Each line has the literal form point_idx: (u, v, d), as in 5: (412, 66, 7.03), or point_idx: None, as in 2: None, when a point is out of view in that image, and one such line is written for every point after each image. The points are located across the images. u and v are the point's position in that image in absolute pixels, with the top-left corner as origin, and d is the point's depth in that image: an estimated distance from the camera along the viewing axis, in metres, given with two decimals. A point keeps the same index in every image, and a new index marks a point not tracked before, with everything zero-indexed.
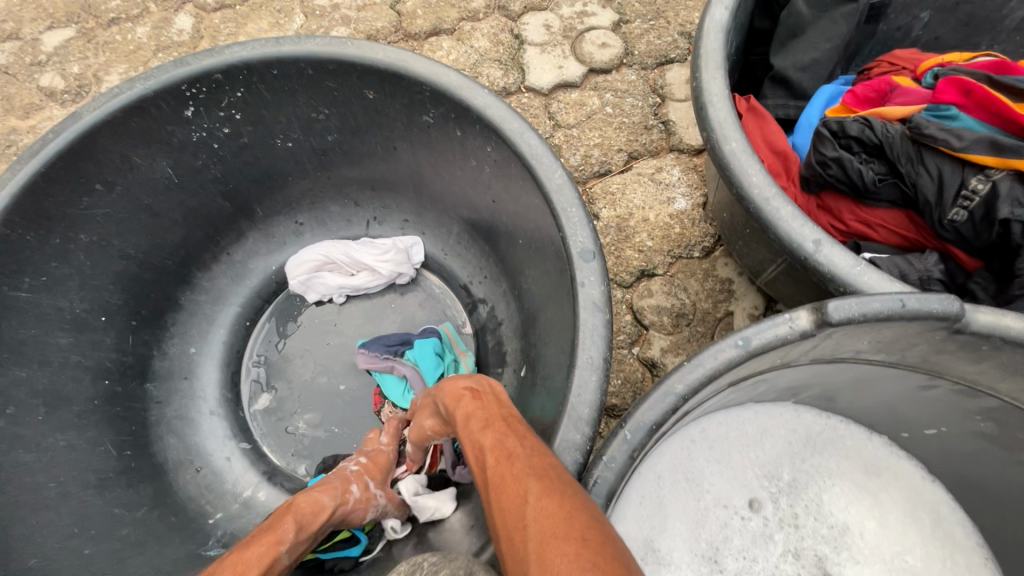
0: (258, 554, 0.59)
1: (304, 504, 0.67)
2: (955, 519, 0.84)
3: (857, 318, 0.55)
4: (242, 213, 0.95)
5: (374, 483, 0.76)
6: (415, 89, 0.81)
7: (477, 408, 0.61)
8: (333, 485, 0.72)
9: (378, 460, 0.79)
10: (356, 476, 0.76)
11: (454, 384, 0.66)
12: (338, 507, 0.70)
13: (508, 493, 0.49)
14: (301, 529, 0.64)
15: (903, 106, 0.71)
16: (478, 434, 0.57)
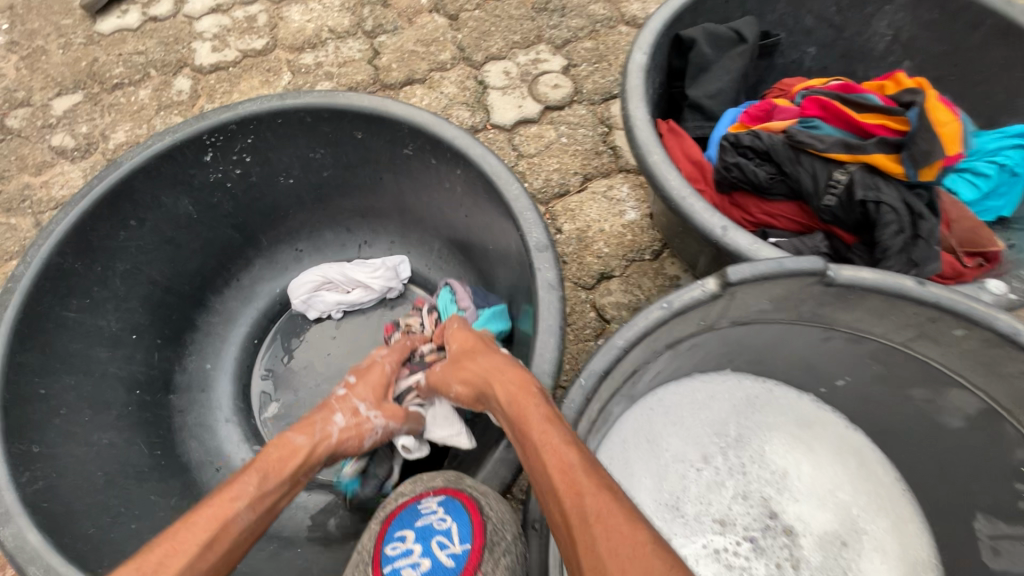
0: (211, 513, 0.60)
1: (273, 452, 0.70)
2: (877, 460, 0.98)
3: (749, 278, 0.72)
4: (249, 242, 1.10)
5: (363, 405, 0.81)
6: (396, 128, 0.98)
7: (555, 419, 0.63)
8: (306, 425, 0.75)
9: (372, 382, 0.85)
10: (340, 409, 0.80)
11: (525, 383, 0.69)
12: (313, 446, 0.73)
13: (624, 532, 0.50)
14: (265, 477, 0.66)
15: (783, 120, 0.90)
16: (568, 449, 0.58)
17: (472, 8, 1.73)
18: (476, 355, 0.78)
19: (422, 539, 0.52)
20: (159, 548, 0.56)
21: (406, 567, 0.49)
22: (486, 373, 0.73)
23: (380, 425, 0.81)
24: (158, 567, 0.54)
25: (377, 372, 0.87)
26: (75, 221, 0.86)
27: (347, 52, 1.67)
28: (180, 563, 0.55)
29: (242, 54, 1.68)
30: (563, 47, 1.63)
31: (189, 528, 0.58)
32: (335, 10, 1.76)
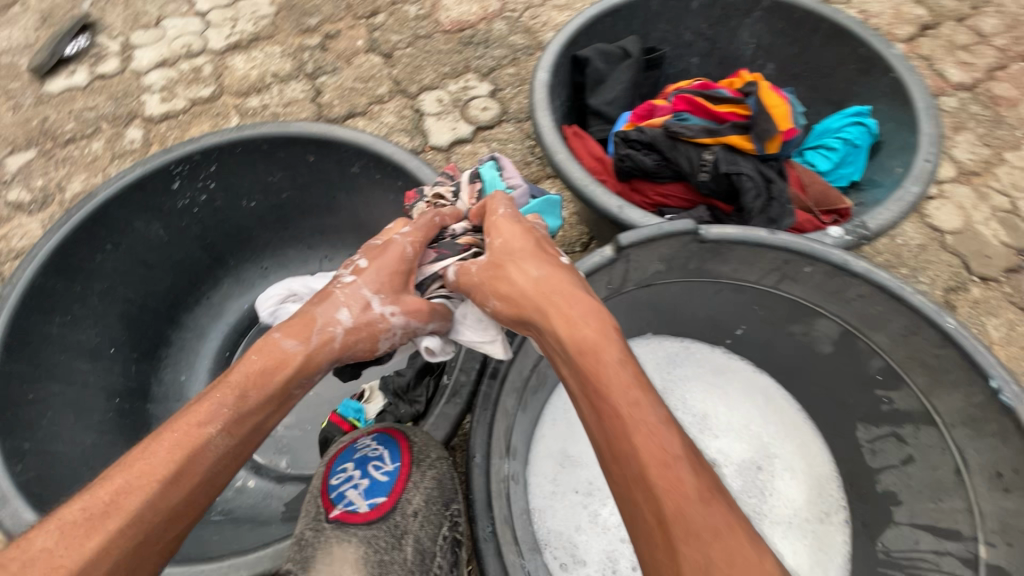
0: (174, 444, 0.64)
1: (257, 362, 0.72)
2: (782, 396, 1.13)
3: (640, 240, 0.87)
4: (218, 263, 1.26)
5: (377, 299, 0.79)
6: (343, 149, 1.11)
7: (644, 397, 0.61)
8: (302, 329, 0.75)
9: (388, 271, 0.82)
10: (347, 303, 0.78)
11: (604, 344, 0.65)
12: (303, 354, 0.74)
13: (742, 551, 0.52)
14: (241, 396, 0.69)
15: (661, 116, 1.07)
16: (669, 445, 0.58)
17: (404, 46, 1.91)
18: (524, 265, 0.75)
19: (361, 467, 0.72)
20: (113, 484, 0.60)
21: (351, 491, 0.70)
22: (543, 297, 0.71)
23: (396, 323, 0.80)
24: (108, 506, 0.59)
25: (396, 258, 0.83)
26: (56, 245, 1.00)
27: (290, 93, 1.81)
28: (137, 500, 0.59)
29: (190, 102, 1.79)
30: (489, 75, 1.82)
31: (148, 461, 0.62)
32: (276, 56, 1.90)
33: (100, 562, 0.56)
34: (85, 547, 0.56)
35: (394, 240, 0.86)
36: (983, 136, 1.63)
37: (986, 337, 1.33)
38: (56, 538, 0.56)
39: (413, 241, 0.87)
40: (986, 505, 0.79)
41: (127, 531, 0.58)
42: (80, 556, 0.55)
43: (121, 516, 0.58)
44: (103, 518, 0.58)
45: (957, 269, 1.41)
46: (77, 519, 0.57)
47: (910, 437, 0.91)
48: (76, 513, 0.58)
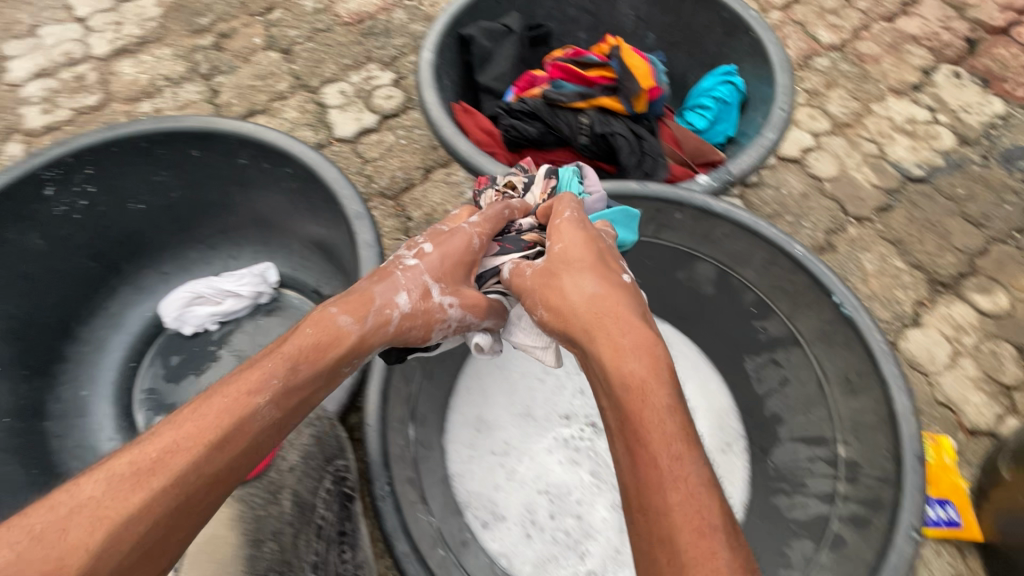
0: (227, 405, 0.60)
1: (311, 335, 0.70)
2: (685, 342, 1.18)
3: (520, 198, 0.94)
4: (111, 271, 1.22)
5: (437, 288, 0.81)
6: (226, 140, 1.08)
7: (686, 453, 0.57)
8: (359, 306, 0.74)
9: (449, 259, 0.84)
10: (406, 288, 0.79)
11: (652, 388, 0.62)
12: (358, 333, 0.73)
13: None
14: (295, 367, 0.66)
15: (539, 87, 1.13)
16: (705, 509, 0.53)
17: (303, 41, 1.88)
18: (578, 283, 0.76)
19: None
20: (164, 440, 0.56)
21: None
22: (595, 320, 0.71)
23: (450, 317, 0.81)
24: (154, 465, 0.53)
25: (460, 245, 0.85)
26: None
27: (185, 96, 1.75)
28: (183, 461, 0.54)
29: (75, 112, 1.70)
30: (391, 63, 1.82)
31: (199, 421, 0.58)
32: (167, 59, 1.83)
33: (142, 519, 0.50)
34: (132, 499, 0.51)
35: (460, 228, 0.88)
36: (853, 91, 1.78)
37: (862, 271, 1.46)
38: (104, 488, 0.51)
39: (480, 233, 0.88)
40: (843, 408, 0.88)
41: (174, 489, 0.53)
42: (125, 509, 0.50)
43: (170, 472, 0.53)
44: (149, 472, 0.53)
45: (835, 212, 1.54)
46: (125, 471, 0.52)
47: (785, 360, 0.99)
48: (124, 465, 0.53)
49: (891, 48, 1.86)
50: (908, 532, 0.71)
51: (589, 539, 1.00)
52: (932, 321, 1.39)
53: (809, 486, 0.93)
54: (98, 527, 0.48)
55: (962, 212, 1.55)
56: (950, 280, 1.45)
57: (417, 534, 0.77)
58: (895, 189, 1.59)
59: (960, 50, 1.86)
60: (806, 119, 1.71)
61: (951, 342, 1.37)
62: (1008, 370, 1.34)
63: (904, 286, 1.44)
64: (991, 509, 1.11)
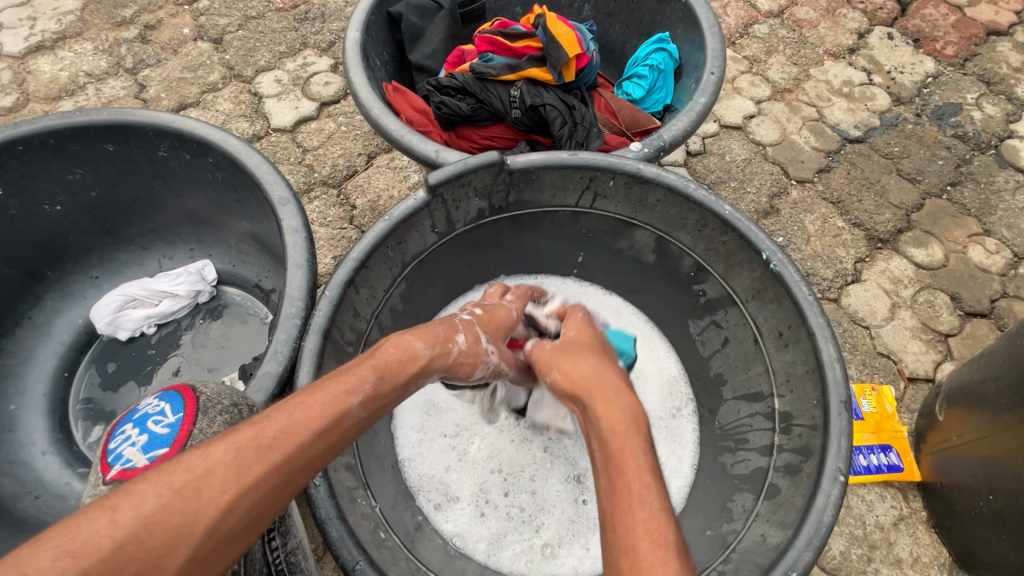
0: (326, 403, 0.57)
1: (394, 353, 0.68)
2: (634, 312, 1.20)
3: (449, 176, 0.90)
4: (34, 279, 1.16)
5: (485, 338, 0.84)
6: (140, 132, 1.02)
7: (658, 481, 0.58)
8: (430, 336, 0.74)
9: (495, 321, 0.89)
10: (466, 330, 0.81)
11: (632, 430, 0.63)
12: (429, 358, 0.72)
13: None
14: (380, 381, 0.64)
15: (468, 62, 1.10)
16: (667, 523, 0.54)
17: (234, 29, 1.80)
18: (584, 358, 0.79)
19: (140, 424, 0.61)
20: (278, 422, 0.53)
21: (124, 448, 0.59)
22: (595, 381, 0.73)
23: (491, 361, 0.85)
24: (273, 442, 0.51)
25: (503, 315, 0.92)
26: None
27: (109, 91, 1.66)
28: (296, 445, 0.53)
29: None
30: (328, 49, 1.76)
31: (303, 409, 0.55)
32: (88, 54, 1.73)
33: (251, 495, 0.48)
34: (250, 476, 0.49)
35: (502, 303, 0.95)
36: (792, 56, 1.80)
37: (805, 232, 1.49)
38: (227, 457, 0.49)
39: (517, 310, 0.97)
40: (776, 362, 0.90)
41: (281, 473, 0.51)
42: (246, 481, 0.49)
43: (281, 455, 0.51)
44: (265, 450, 0.50)
45: (778, 176, 1.57)
46: (250, 443, 0.50)
47: (724, 321, 1.02)
48: (245, 437, 0.50)
49: (827, 13, 1.89)
50: (834, 475, 0.73)
51: (544, 512, 1.00)
52: (872, 276, 1.44)
53: (751, 441, 0.95)
54: (226, 494, 0.47)
55: (898, 169, 1.60)
56: (889, 235, 1.50)
57: (357, 521, 0.75)
58: (834, 150, 1.63)
59: (893, 12, 1.90)
60: (747, 87, 1.73)
61: (891, 295, 1.42)
62: (944, 318, 1.39)
63: (845, 244, 1.48)
64: (929, 450, 1.16)
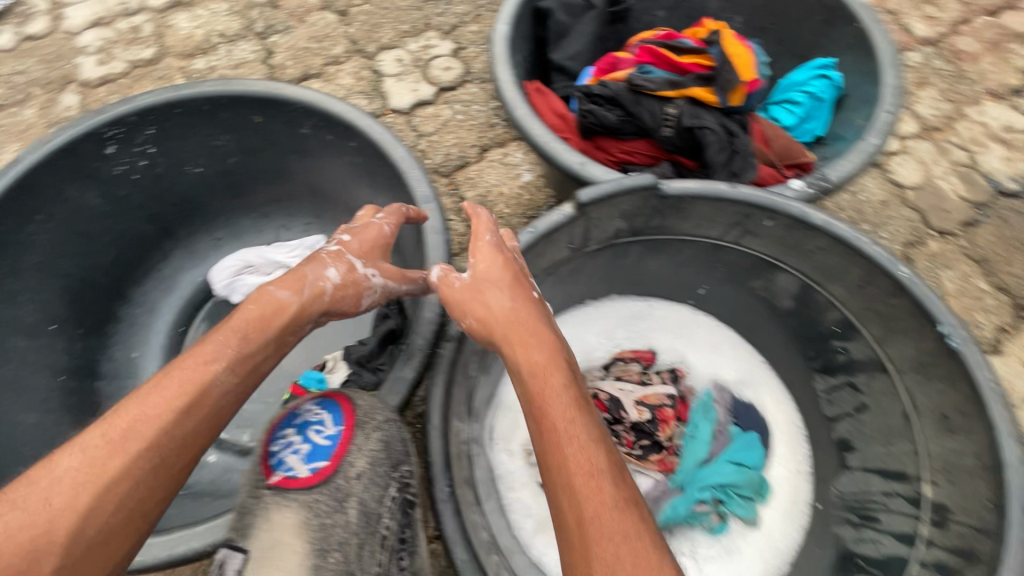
0: (184, 381, 0.62)
1: (254, 309, 0.71)
2: (751, 356, 1.12)
3: (601, 195, 0.86)
4: (165, 234, 1.18)
5: (359, 263, 0.80)
6: (291, 108, 1.03)
7: (579, 417, 0.59)
8: (294, 281, 0.74)
9: (370, 243, 0.83)
10: (334, 263, 0.78)
11: (546, 373, 0.63)
12: (298, 305, 0.73)
13: (646, 554, 0.49)
14: (245, 342, 0.67)
15: (624, 70, 1.05)
16: (596, 456, 0.55)
17: (360, 3, 1.80)
18: (497, 295, 0.73)
19: (300, 430, 0.61)
20: (130, 414, 0.59)
21: (289, 458, 0.59)
22: (511, 326, 0.70)
23: (378, 286, 0.81)
24: (123, 435, 0.57)
25: (372, 233, 0.84)
26: None
27: (240, 54, 1.71)
28: (148, 431, 0.58)
29: (130, 65, 1.67)
30: (451, 32, 1.73)
31: (160, 394, 0.61)
32: (223, 14, 1.78)
33: (113, 490, 0.55)
34: (109, 470, 0.55)
35: (370, 222, 0.85)
36: (946, 91, 1.63)
37: (941, 289, 1.37)
38: (79, 462, 0.55)
39: (391, 221, 0.86)
40: (932, 446, 0.83)
41: (141, 462, 0.57)
42: (104, 476, 0.55)
43: (138, 446, 0.57)
44: (121, 444, 0.57)
45: (916, 224, 1.44)
46: (97, 444, 0.56)
47: (865, 385, 0.94)
48: (94, 439, 0.57)
49: (994, 46, 1.70)
50: None
51: None
52: (1014, 350, 1.30)
53: (882, 522, 0.89)
54: (82, 491, 0.54)
55: None
56: None
57: (473, 540, 0.72)
58: (985, 203, 1.47)
59: None
60: None
61: None
62: None
63: (986, 309, 1.34)
64: None
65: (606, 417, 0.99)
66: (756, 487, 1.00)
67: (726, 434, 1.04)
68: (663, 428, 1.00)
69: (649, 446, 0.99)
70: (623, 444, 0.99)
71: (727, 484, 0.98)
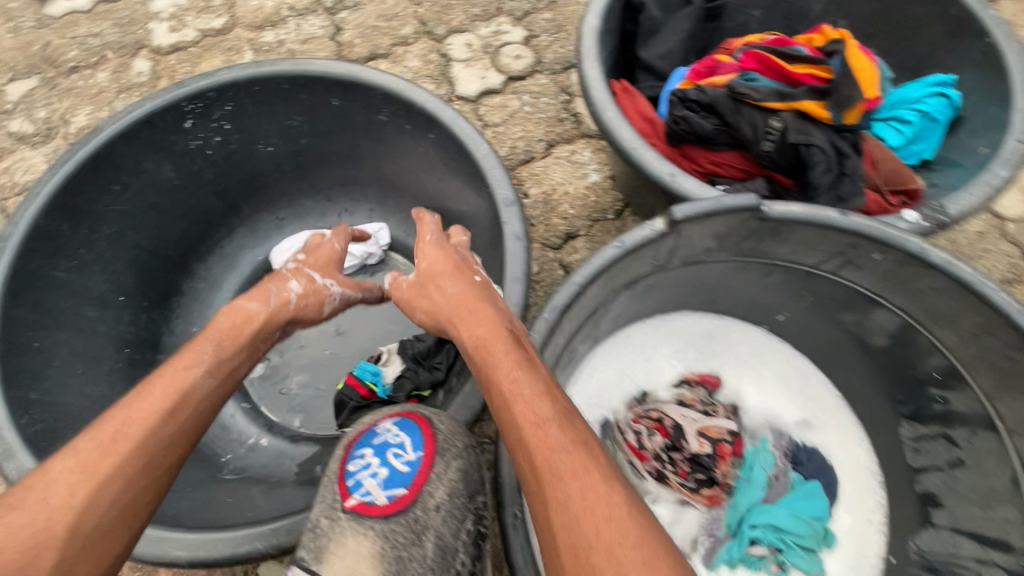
0: (166, 385, 0.63)
1: (224, 320, 0.73)
2: (826, 391, 1.05)
3: (695, 214, 0.80)
4: (231, 211, 1.15)
5: (317, 275, 0.85)
6: (371, 94, 0.99)
7: (524, 373, 0.60)
8: (259, 292, 0.78)
9: (324, 258, 0.90)
10: (295, 277, 0.83)
11: (489, 338, 0.64)
12: (267, 313, 0.76)
13: (594, 483, 0.51)
14: (219, 347, 0.69)
15: (725, 75, 0.97)
16: (542, 406, 0.56)
17: None
18: (442, 281, 0.74)
19: (379, 452, 0.58)
20: (118, 418, 0.59)
21: (368, 479, 0.56)
22: (455, 307, 0.70)
23: (337, 294, 0.86)
24: (114, 438, 0.58)
25: (326, 251, 0.91)
26: (60, 184, 0.89)
27: (308, 29, 1.68)
28: (137, 431, 0.59)
29: (201, 33, 1.66)
30: (523, 19, 1.66)
31: (144, 399, 0.62)
32: None
33: (108, 488, 0.55)
34: (101, 471, 0.55)
35: (324, 242, 0.94)
36: None
37: None
38: (71, 464, 0.55)
39: (340, 240, 0.96)
40: None
41: (131, 462, 0.57)
42: (97, 477, 0.55)
43: (128, 447, 0.57)
44: (112, 446, 0.57)
45: (1016, 260, 1.32)
46: (87, 447, 0.57)
47: (965, 441, 0.86)
48: (87, 443, 0.57)
49: None
50: None
51: None
52: None
53: None
54: (76, 490, 0.54)
55: None
56: None
57: None
58: None
59: None
60: None
61: None
62: None
63: None
64: None
65: (666, 442, 0.94)
66: (819, 538, 0.94)
67: (784, 480, 0.97)
68: (720, 463, 0.94)
69: (703, 480, 0.93)
70: (676, 473, 0.93)
71: (783, 531, 0.91)
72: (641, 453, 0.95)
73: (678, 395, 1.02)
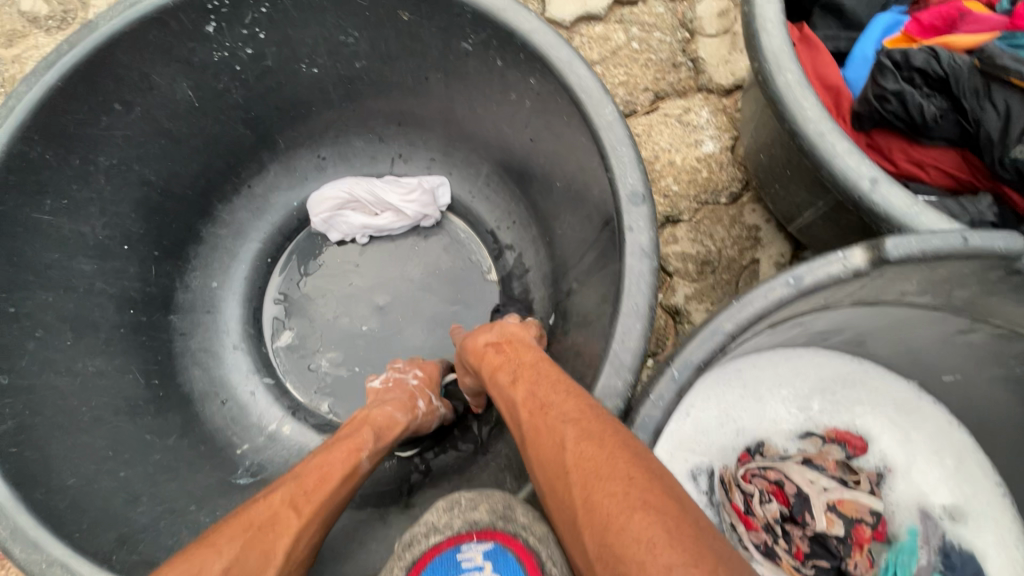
0: (342, 455, 0.62)
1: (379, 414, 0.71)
2: (982, 472, 0.80)
3: (916, 255, 0.54)
4: (264, 143, 0.93)
5: (433, 396, 0.81)
6: (454, 11, 0.72)
7: (501, 361, 0.63)
8: (401, 403, 0.75)
9: (433, 377, 0.83)
10: (421, 395, 0.79)
11: (476, 342, 0.69)
12: (406, 425, 0.73)
13: (543, 436, 0.51)
14: (381, 438, 0.68)
15: (973, 33, 0.69)
16: (510, 390, 0.59)
17: None
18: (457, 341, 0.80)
19: None
20: (319, 461, 0.61)
21: None
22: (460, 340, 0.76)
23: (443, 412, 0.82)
24: (318, 482, 0.58)
25: (433, 372, 0.84)
26: (43, 100, 0.67)
27: None
28: (334, 484, 0.59)
29: None
30: None
31: (331, 456, 0.62)
32: None
33: (307, 529, 0.56)
34: (312, 506, 0.56)
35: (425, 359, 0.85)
36: None
37: None
38: (291, 493, 0.56)
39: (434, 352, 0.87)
40: None
41: (322, 513, 0.58)
42: (301, 518, 0.55)
43: (327, 495, 0.58)
44: (320, 484, 0.58)
45: None
46: (297, 485, 0.57)
47: None
48: (297, 482, 0.58)
49: None
50: None
51: None
52: None
53: None
54: (292, 521, 0.54)
55: None
56: None
57: None
58: None
59: None
60: None
61: None
62: None
63: None
64: None
65: (783, 513, 0.79)
66: None
67: None
68: (853, 551, 0.77)
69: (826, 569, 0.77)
70: (790, 552, 0.77)
71: None
72: (749, 520, 0.78)
73: (802, 450, 0.83)
